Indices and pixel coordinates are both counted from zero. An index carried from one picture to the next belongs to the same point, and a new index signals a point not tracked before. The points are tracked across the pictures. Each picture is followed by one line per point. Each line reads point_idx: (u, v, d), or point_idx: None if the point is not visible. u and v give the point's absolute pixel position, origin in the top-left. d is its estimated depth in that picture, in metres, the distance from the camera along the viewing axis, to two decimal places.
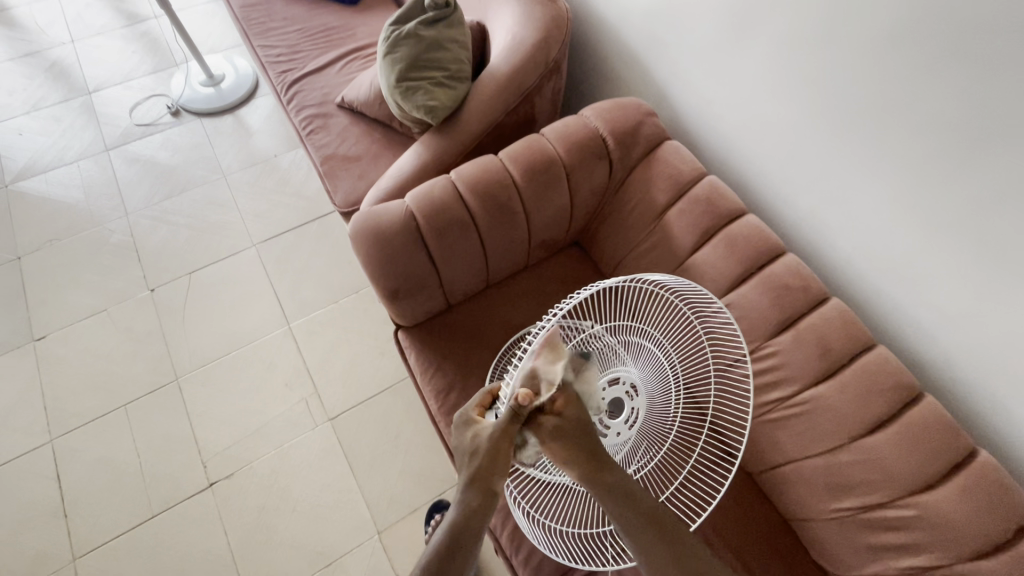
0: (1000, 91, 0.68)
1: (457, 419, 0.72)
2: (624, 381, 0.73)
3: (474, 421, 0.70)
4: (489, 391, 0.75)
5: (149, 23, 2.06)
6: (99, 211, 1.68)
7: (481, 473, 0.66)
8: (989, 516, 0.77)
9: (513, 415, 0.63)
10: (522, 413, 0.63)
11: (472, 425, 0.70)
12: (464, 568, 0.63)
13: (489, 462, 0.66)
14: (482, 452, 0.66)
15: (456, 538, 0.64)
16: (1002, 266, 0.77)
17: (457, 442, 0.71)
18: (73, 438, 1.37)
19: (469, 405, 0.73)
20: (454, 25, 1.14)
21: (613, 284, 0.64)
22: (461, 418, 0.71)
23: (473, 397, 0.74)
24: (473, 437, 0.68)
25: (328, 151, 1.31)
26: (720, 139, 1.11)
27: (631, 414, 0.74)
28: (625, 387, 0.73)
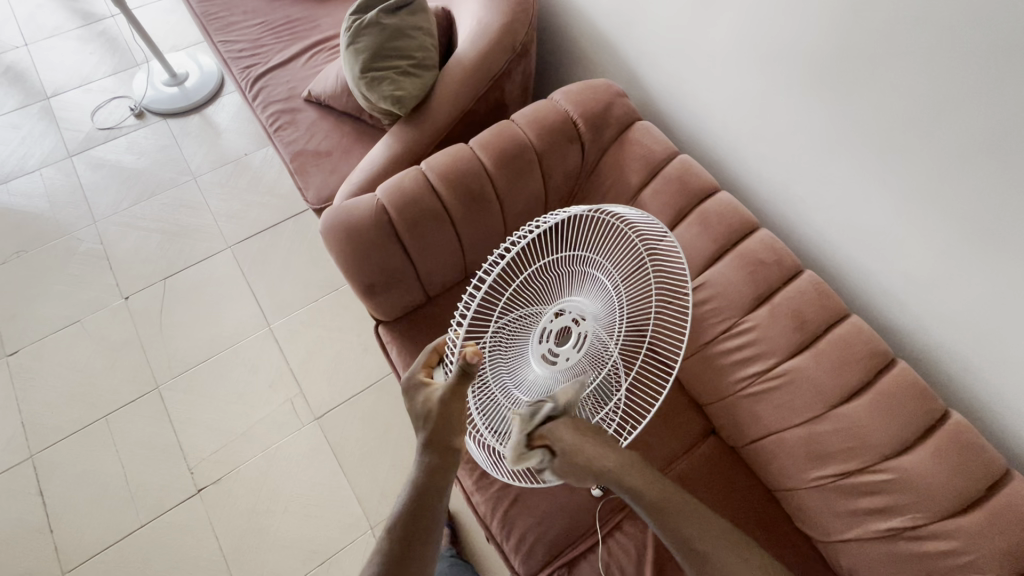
0: (959, 57, 0.69)
1: (405, 382, 0.71)
2: (569, 312, 0.72)
3: (424, 384, 0.69)
4: (435, 348, 0.73)
5: (106, 22, 1.99)
6: (65, 220, 1.63)
7: (441, 439, 0.66)
8: (962, 475, 0.79)
9: (464, 373, 0.63)
10: (472, 369, 0.62)
11: (422, 388, 0.69)
12: (429, 523, 0.65)
13: (443, 426, 0.66)
14: (435, 414, 0.66)
15: (420, 497, 0.66)
16: (968, 230, 0.78)
17: (407, 403, 0.70)
18: (54, 453, 1.34)
19: (415, 366, 0.72)
20: (417, 12, 1.12)
21: (579, 211, 0.65)
22: (407, 382, 0.70)
23: (418, 358, 0.72)
24: (424, 401, 0.67)
25: (297, 147, 1.28)
26: (691, 117, 1.11)
27: (579, 340, 0.73)
28: (570, 317, 0.72)
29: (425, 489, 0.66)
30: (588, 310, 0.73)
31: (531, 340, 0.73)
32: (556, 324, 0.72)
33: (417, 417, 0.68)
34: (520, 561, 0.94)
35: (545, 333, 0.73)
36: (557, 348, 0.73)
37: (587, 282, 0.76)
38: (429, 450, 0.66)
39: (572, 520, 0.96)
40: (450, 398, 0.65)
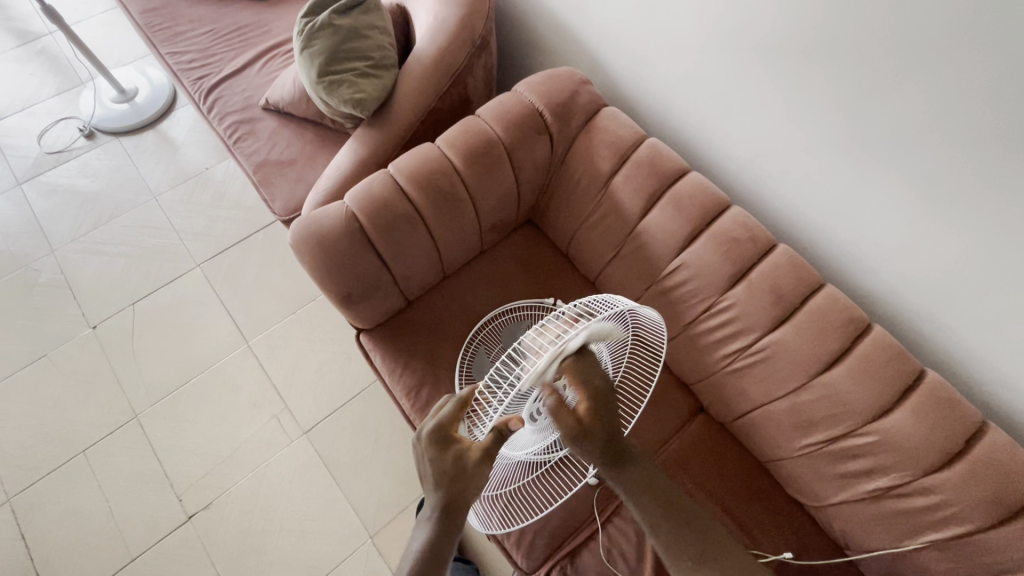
0: (914, 17, 0.69)
1: (429, 435, 0.67)
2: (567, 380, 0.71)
3: (456, 439, 0.68)
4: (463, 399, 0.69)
5: (44, 40, 1.89)
6: (21, 252, 1.56)
7: (453, 500, 0.68)
8: (944, 431, 0.81)
9: (499, 434, 0.71)
10: (507, 431, 0.71)
11: (455, 443, 0.68)
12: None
13: (459, 488, 0.68)
14: (466, 472, 0.68)
15: (430, 556, 0.68)
16: (938, 193, 0.79)
17: (434, 461, 0.67)
18: (33, 494, 1.29)
19: (443, 416, 0.68)
20: (370, 11, 1.09)
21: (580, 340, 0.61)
22: (429, 438, 0.67)
23: (447, 410, 0.68)
24: (459, 456, 0.67)
25: (259, 158, 1.24)
26: (655, 101, 1.11)
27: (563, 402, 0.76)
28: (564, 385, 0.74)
29: (435, 548, 0.68)
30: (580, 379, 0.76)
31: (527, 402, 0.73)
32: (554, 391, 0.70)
33: (441, 473, 0.67)
34: (523, 556, 0.94)
35: (539, 398, 0.69)
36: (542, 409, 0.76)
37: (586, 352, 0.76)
38: (447, 512, 0.69)
39: (571, 511, 0.96)
40: (483, 462, 0.68)
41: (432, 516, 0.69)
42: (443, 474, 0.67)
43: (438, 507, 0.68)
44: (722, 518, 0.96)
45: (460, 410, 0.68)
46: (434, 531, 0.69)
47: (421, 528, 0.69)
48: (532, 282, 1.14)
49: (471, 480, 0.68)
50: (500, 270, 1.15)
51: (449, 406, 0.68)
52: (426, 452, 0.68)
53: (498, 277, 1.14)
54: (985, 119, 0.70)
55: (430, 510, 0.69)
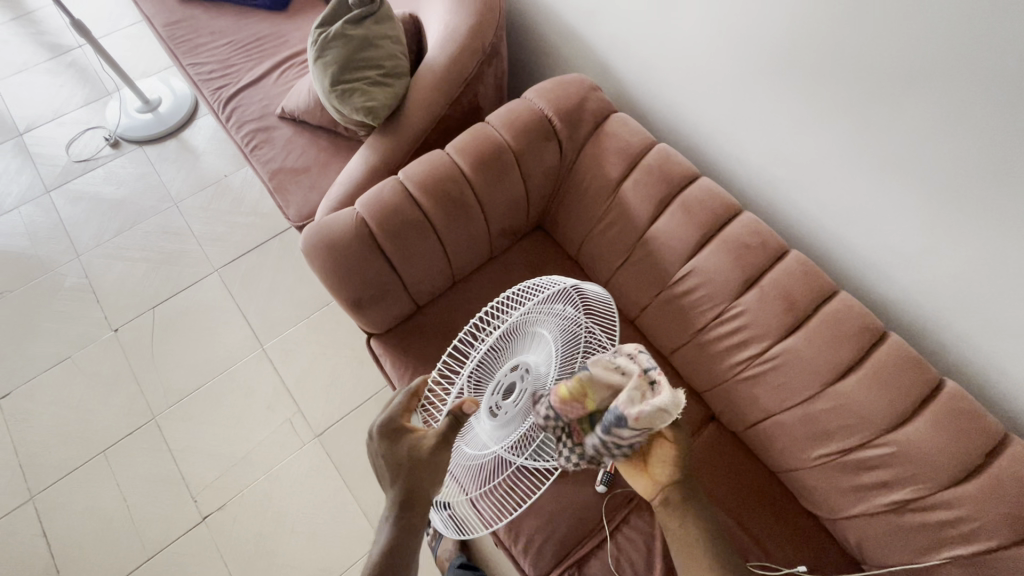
0: (928, 22, 0.68)
1: (379, 429, 0.72)
2: (521, 365, 0.76)
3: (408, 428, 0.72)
4: (412, 391, 0.75)
5: (74, 53, 1.97)
6: (49, 257, 1.61)
7: (412, 489, 0.71)
8: (963, 443, 0.78)
9: (455, 420, 0.70)
10: (463, 417, 0.70)
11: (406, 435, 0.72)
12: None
13: (417, 476, 0.71)
14: (421, 459, 0.70)
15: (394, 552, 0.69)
16: (954, 200, 0.78)
17: (389, 452, 0.71)
18: (55, 492, 1.33)
19: (392, 410, 0.74)
20: (383, 21, 1.10)
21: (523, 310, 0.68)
22: (379, 431, 0.72)
23: (395, 402, 0.74)
24: (412, 446, 0.71)
25: (274, 165, 1.27)
26: (665, 106, 1.11)
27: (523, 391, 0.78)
28: (521, 372, 0.76)
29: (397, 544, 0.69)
30: (535, 365, 0.78)
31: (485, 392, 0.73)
32: (509, 376, 0.75)
33: (398, 464, 0.71)
34: (529, 564, 0.93)
35: (497, 384, 0.73)
36: (501, 402, 0.75)
37: (535, 335, 0.79)
38: (408, 504, 0.71)
39: (578, 518, 0.96)
40: (437, 450, 0.70)
41: (392, 512, 0.71)
42: (397, 464, 0.71)
43: (397, 502, 0.71)
44: (736, 531, 0.94)
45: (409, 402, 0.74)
46: (393, 530, 0.70)
47: (383, 529, 0.71)
48: None
49: (424, 470, 0.70)
50: (508, 277, 1.15)
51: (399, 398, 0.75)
52: (379, 447, 0.73)
53: (506, 284, 1.14)
54: (1001, 125, 0.68)
55: (391, 507, 0.72)
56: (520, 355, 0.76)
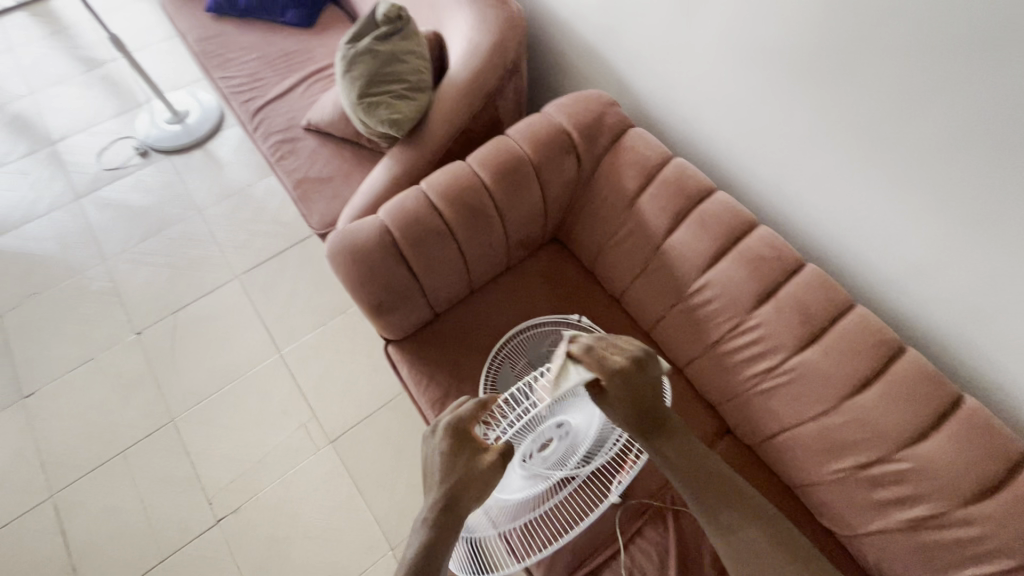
0: (942, 41, 0.70)
1: (443, 429, 0.72)
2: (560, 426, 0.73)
3: (470, 439, 0.71)
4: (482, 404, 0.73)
5: (107, 66, 2.05)
6: (77, 261, 1.66)
7: (455, 500, 0.70)
8: (982, 458, 0.78)
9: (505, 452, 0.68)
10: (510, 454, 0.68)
11: (465, 443, 0.70)
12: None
13: (462, 491, 0.69)
14: (472, 475, 0.68)
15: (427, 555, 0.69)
16: (970, 216, 0.79)
17: (447, 453, 0.70)
18: (74, 491, 1.35)
19: (460, 415, 0.72)
20: (409, 37, 1.14)
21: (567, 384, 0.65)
22: (443, 431, 0.72)
23: (464, 409, 0.73)
24: (469, 457, 0.69)
25: (299, 175, 1.31)
26: (682, 122, 1.13)
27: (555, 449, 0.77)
28: (559, 431, 0.73)
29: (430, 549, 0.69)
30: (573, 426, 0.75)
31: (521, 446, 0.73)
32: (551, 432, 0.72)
33: (451, 468, 0.70)
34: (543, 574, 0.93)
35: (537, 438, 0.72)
36: (534, 453, 0.75)
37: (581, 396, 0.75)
38: (450, 510, 0.70)
39: (593, 529, 0.95)
40: (491, 471, 0.68)
41: (431, 514, 0.71)
42: (454, 470, 0.70)
43: (438, 506, 0.70)
44: None
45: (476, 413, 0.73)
46: (431, 534, 0.70)
47: (419, 528, 0.71)
48: (557, 298, 1.16)
49: (478, 481, 0.68)
50: (524, 287, 1.17)
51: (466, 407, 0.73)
52: (439, 445, 0.72)
53: (523, 294, 1.16)
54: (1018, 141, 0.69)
55: (433, 505, 0.71)
56: (566, 415, 0.73)
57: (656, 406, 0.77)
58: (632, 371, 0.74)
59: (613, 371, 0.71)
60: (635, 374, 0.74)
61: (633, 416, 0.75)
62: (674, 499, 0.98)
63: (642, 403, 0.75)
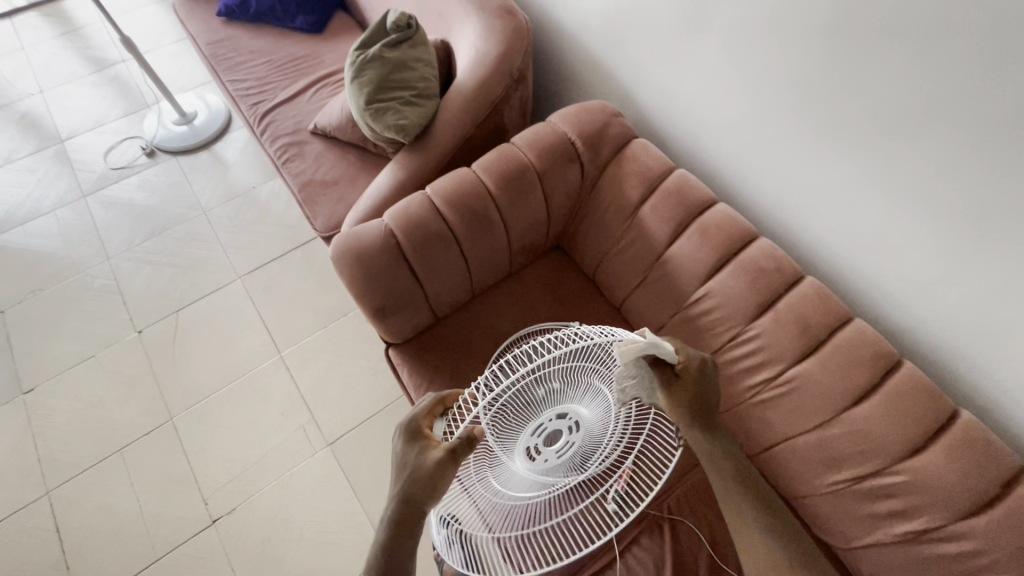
0: (939, 62, 0.72)
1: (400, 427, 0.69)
2: (570, 416, 0.72)
3: (423, 434, 0.68)
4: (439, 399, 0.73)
5: (117, 67, 2.07)
6: (80, 258, 1.67)
7: (407, 497, 0.64)
8: (977, 473, 0.79)
9: (465, 442, 0.63)
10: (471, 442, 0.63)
11: (419, 439, 0.67)
12: None
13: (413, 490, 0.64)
14: (421, 471, 0.63)
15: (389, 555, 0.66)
16: (968, 231, 0.80)
17: (400, 452, 0.67)
18: (71, 488, 1.35)
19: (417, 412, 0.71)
20: (417, 45, 1.16)
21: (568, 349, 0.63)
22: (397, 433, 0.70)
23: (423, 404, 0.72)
24: (418, 453, 0.65)
25: (305, 178, 1.32)
26: (685, 134, 1.15)
27: (566, 443, 0.72)
28: (569, 423, 0.72)
29: (391, 550, 0.66)
30: (587, 426, 0.72)
31: (524, 433, 0.71)
32: (556, 424, 0.72)
33: (403, 467, 0.66)
34: None
35: (540, 427, 0.72)
36: (541, 447, 0.73)
37: (597, 391, 0.74)
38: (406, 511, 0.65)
39: None
40: (442, 466, 0.63)
41: (389, 515, 0.66)
42: (404, 470, 0.65)
43: (392, 509, 0.66)
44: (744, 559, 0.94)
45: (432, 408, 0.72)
46: (387, 537, 0.66)
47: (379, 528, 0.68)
48: (557, 306, 1.17)
49: (419, 476, 0.63)
50: (526, 295, 1.18)
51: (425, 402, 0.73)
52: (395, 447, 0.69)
53: (524, 302, 1.17)
54: (1013, 160, 0.71)
55: (390, 506, 0.67)
56: (572, 404, 0.72)
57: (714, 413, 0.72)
58: (708, 370, 0.71)
59: (692, 361, 0.70)
60: (710, 374, 0.71)
61: (694, 414, 0.69)
62: (671, 508, 0.98)
63: (705, 403, 0.70)
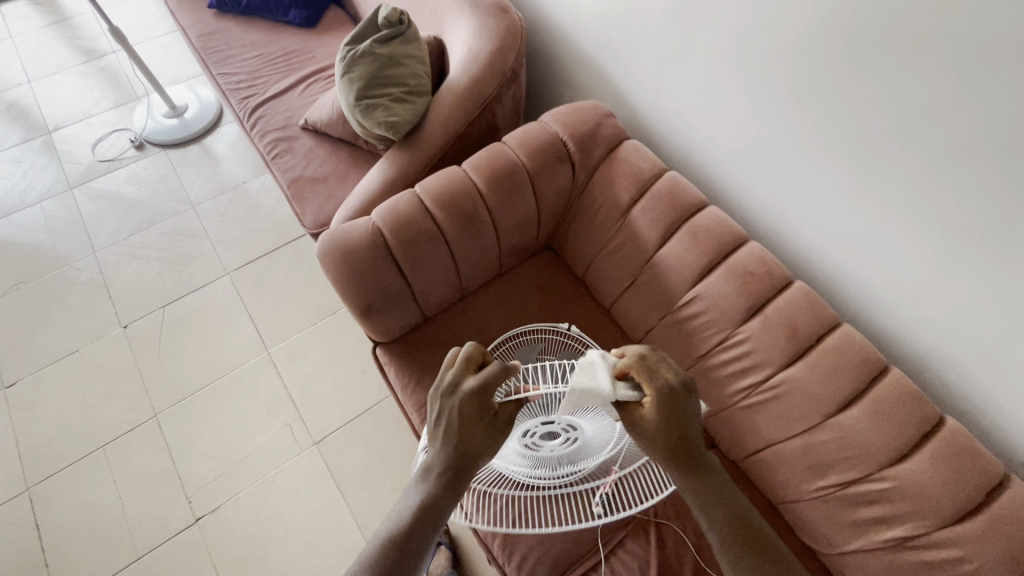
0: (930, 67, 0.71)
1: (446, 382, 0.66)
2: (561, 421, 0.71)
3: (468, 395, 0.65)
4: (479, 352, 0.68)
5: (107, 58, 2.04)
6: (66, 251, 1.65)
7: (461, 455, 0.65)
8: (962, 479, 0.78)
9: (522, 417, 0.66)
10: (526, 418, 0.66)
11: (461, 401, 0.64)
12: (420, 553, 0.63)
13: (469, 449, 0.64)
14: (480, 432, 0.64)
15: (425, 517, 0.64)
16: (958, 238, 0.79)
17: (451, 410, 0.65)
18: (52, 485, 1.33)
19: (462, 365, 0.66)
20: (409, 41, 1.15)
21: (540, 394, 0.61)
22: (447, 386, 0.65)
23: (462, 360, 0.67)
24: (473, 412, 0.64)
25: (294, 174, 1.31)
26: (677, 136, 1.14)
27: (568, 439, 0.75)
28: (562, 426, 0.72)
29: (428, 509, 0.65)
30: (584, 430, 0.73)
31: (516, 436, 0.74)
32: (544, 429, 0.72)
33: (457, 424, 0.64)
34: None
35: (531, 432, 0.73)
36: (540, 441, 0.76)
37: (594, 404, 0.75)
38: (455, 470, 0.65)
39: (574, 539, 0.95)
40: (496, 429, 0.65)
41: (433, 473, 0.66)
42: (457, 426, 0.64)
43: (446, 461, 0.65)
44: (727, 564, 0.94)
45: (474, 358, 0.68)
46: (433, 490, 0.65)
47: (417, 487, 0.66)
48: (547, 307, 1.16)
49: (485, 427, 0.64)
50: (516, 296, 1.17)
51: (465, 351, 0.68)
52: (447, 400, 0.65)
53: (514, 303, 1.16)
54: (1003, 167, 0.70)
55: (434, 466, 0.66)
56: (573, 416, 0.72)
57: (694, 437, 0.67)
58: (678, 397, 0.64)
59: (659, 390, 0.63)
60: (683, 400, 0.64)
61: (672, 447, 0.65)
62: (658, 512, 0.98)
63: (681, 433, 0.64)
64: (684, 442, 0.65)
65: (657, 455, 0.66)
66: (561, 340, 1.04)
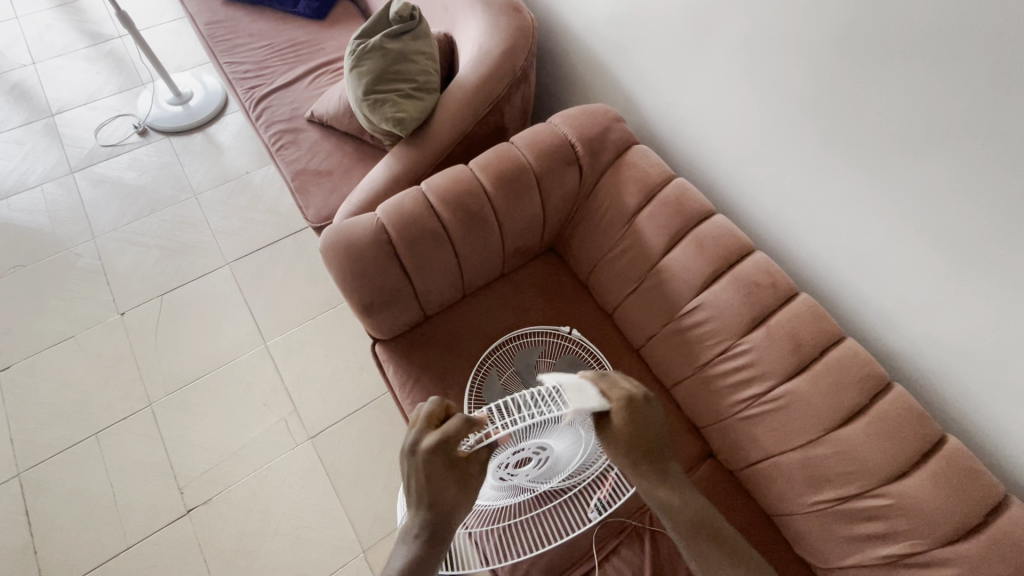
0: (946, 84, 0.71)
1: (407, 441, 0.70)
2: (530, 446, 0.68)
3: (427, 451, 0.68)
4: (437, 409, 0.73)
5: (113, 42, 2.03)
6: (65, 235, 1.63)
7: (433, 510, 0.69)
8: (961, 499, 0.78)
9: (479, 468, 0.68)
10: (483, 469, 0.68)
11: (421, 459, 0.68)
12: None
13: (437, 504, 0.68)
14: (447, 484, 0.67)
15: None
16: (966, 256, 0.79)
17: (414, 466, 0.69)
18: (41, 471, 1.32)
19: (421, 424, 0.72)
20: (419, 37, 1.14)
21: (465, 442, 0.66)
22: (409, 445, 0.70)
23: (422, 418, 0.72)
24: (434, 468, 0.67)
25: (299, 166, 1.30)
26: (686, 142, 1.14)
27: (540, 461, 0.74)
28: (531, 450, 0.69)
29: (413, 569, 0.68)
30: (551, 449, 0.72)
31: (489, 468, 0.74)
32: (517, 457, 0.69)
33: (422, 481, 0.68)
34: None
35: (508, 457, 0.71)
36: (514, 469, 0.75)
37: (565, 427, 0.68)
38: (432, 527, 0.69)
39: (569, 546, 0.94)
40: (463, 481, 0.67)
41: (414, 532, 0.70)
42: (425, 482, 0.68)
43: (423, 520, 0.69)
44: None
45: (435, 414, 0.73)
46: (417, 549, 0.69)
47: (405, 544, 0.70)
48: (549, 310, 1.15)
49: (453, 480, 0.67)
50: (518, 298, 1.16)
51: (427, 411, 0.73)
52: (411, 460, 0.69)
53: (516, 304, 1.15)
54: (1010, 188, 0.70)
55: (415, 523, 0.70)
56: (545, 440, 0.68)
57: (659, 445, 0.74)
58: (638, 404, 0.71)
59: (622, 399, 0.70)
60: (642, 409, 0.71)
61: (634, 454, 0.71)
62: (654, 519, 0.97)
63: (644, 439, 0.71)
64: (649, 450, 0.72)
65: (625, 467, 0.72)
66: (561, 344, 1.04)
